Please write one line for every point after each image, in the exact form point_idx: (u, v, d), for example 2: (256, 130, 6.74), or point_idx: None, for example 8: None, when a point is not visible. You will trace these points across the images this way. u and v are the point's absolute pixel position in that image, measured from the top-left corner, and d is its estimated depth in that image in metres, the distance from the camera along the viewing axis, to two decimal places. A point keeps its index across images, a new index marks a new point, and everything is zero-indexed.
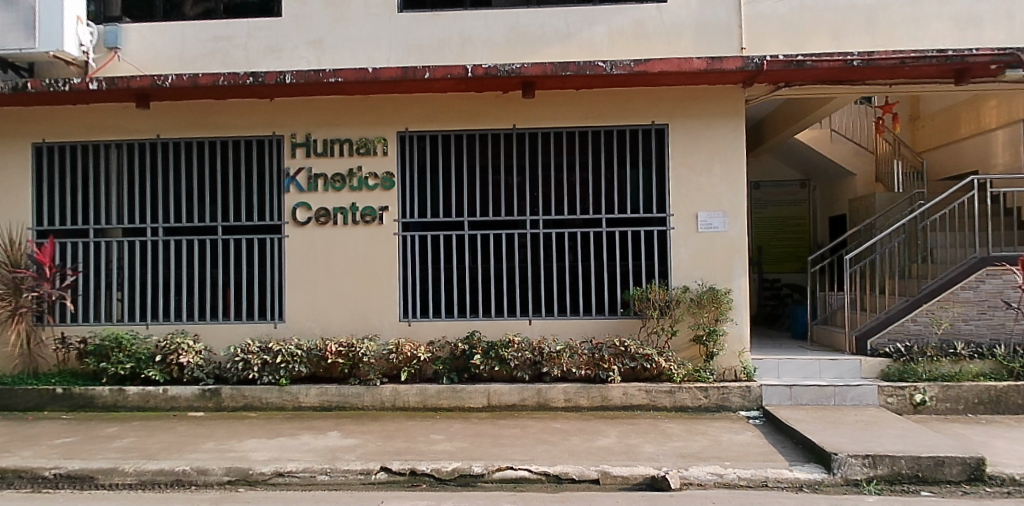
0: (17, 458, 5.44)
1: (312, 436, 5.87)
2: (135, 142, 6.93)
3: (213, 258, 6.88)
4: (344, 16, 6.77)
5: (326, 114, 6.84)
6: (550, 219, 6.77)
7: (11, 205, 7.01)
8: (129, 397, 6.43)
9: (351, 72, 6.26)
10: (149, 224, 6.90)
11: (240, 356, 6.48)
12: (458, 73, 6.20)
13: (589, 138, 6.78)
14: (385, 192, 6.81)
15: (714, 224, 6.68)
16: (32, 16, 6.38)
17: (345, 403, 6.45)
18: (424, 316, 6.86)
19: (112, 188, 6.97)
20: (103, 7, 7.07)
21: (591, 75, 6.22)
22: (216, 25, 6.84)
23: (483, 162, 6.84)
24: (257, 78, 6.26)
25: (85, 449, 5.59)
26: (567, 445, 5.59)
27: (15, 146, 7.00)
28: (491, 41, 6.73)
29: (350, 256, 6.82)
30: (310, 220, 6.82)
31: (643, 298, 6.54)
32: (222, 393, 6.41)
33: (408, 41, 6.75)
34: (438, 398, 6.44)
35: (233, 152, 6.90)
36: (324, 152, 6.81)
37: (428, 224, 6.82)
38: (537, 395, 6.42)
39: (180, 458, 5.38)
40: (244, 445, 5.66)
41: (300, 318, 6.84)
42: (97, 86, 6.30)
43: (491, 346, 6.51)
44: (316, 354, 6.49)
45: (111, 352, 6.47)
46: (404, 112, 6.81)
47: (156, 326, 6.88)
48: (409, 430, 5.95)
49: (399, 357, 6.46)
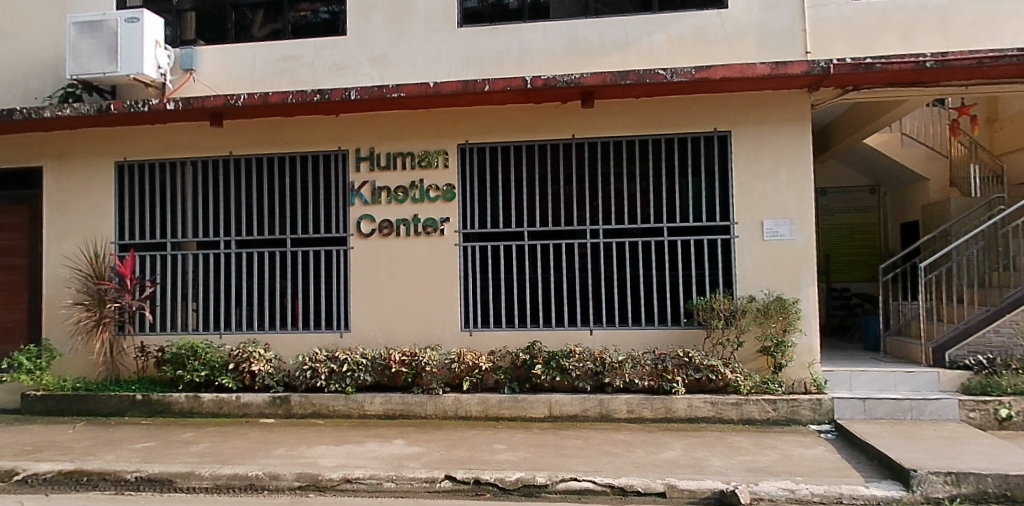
0: (101, 461, 5.70)
1: (378, 443, 5.97)
2: (209, 159, 7.22)
3: (281, 270, 7.09)
4: (405, 33, 6.93)
5: (388, 129, 7.00)
6: (610, 228, 6.74)
7: (94, 220, 7.36)
8: (204, 404, 6.66)
9: (413, 87, 6.38)
10: (222, 237, 7.16)
11: (308, 364, 6.64)
12: (518, 85, 6.24)
13: (650, 146, 6.73)
14: (447, 203, 6.91)
15: (781, 232, 6.53)
16: (115, 41, 6.73)
17: (409, 412, 6.53)
18: (484, 325, 6.89)
19: (189, 204, 7.28)
20: (179, 31, 7.39)
21: (651, 83, 6.17)
22: (284, 45, 7.10)
23: (542, 173, 6.87)
24: (324, 95, 6.46)
25: (164, 453, 5.82)
26: (632, 456, 5.52)
27: (100, 165, 7.38)
28: (549, 52, 6.78)
29: (412, 266, 6.93)
30: (373, 232, 6.97)
31: (708, 308, 6.41)
32: (291, 400, 6.58)
33: (469, 55, 6.85)
34: (500, 407, 6.46)
35: (301, 167, 7.12)
36: (387, 165, 6.97)
37: (487, 234, 6.88)
38: (600, 406, 6.36)
39: (253, 463, 5.55)
40: (313, 451, 5.79)
41: (365, 327, 6.97)
42: (174, 106, 6.56)
43: (552, 356, 6.50)
44: (381, 363, 6.63)
45: (187, 360, 6.72)
46: (464, 125, 6.91)
47: (229, 335, 7.11)
48: (472, 440, 5.99)
49: (461, 367, 6.53)
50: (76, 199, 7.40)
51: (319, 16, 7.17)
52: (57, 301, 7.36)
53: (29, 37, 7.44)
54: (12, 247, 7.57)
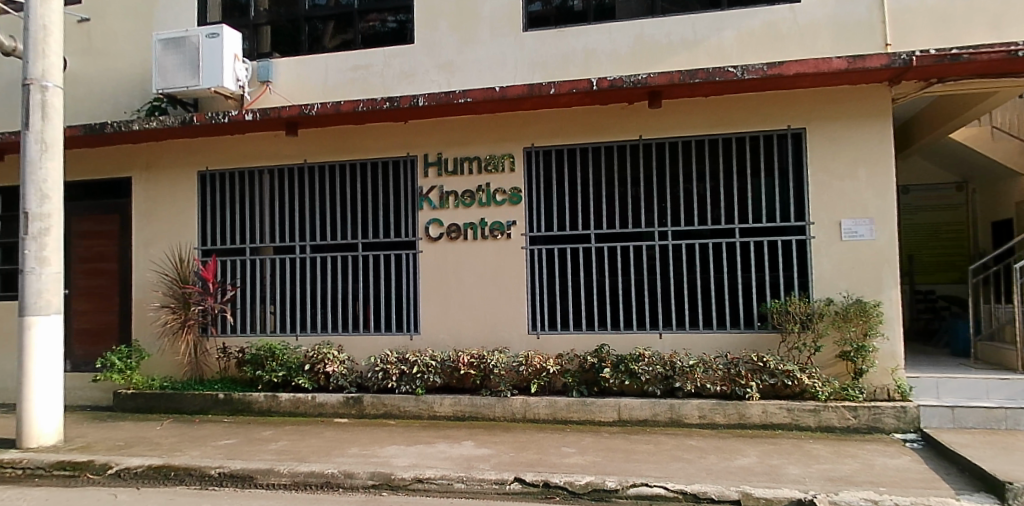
0: (187, 457, 5.97)
1: (448, 444, 6.05)
2: (285, 167, 7.49)
3: (353, 274, 7.28)
4: (471, 39, 7.02)
5: (455, 134, 7.10)
6: (679, 230, 6.63)
7: (179, 227, 7.74)
8: (281, 403, 6.90)
9: (479, 92, 6.44)
10: (298, 242, 7.41)
11: (380, 366, 6.80)
12: (583, 87, 6.22)
13: (720, 145, 6.59)
14: (513, 206, 6.94)
15: (860, 232, 6.28)
16: (197, 56, 7.03)
17: (478, 414, 6.58)
18: (552, 328, 6.88)
19: (266, 211, 7.57)
20: (256, 45, 7.71)
21: (720, 81, 6.04)
22: (355, 55, 7.29)
23: (609, 175, 6.82)
24: (394, 102, 6.59)
25: (246, 450, 6.06)
26: (704, 463, 5.41)
27: (184, 175, 7.76)
28: (615, 53, 6.73)
29: (480, 269, 7.00)
30: (442, 236, 7.08)
31: (782, 311, 6.22)
32: (364, 400, 6.74)
33: (534, 59, 6.88)
34: (569, 411, 6.43)
35: (371, 173, 7.29)
36: (455, 170, 7.06)
37: (553, 237, 6.87)
38: (670, 411, 6.26)
39: (328, 461, 5.71)
40: (385, 451, 5.91)
41: (434, 329, 7.08)
42: (252, 117, 6.81)
43: (621, 359, 6.44)
44: (450, 365, 6.71)
45: (266, 361, 6.98)
46: (530, 128, 6.93)
47: (305, 337, 7.34)
48: (541, 443, 5.99)
49: (529, 369, 6.54)
50: (162, 207, 7.81)
51: (387, 25, 7.33)
52: (146, 304, 7.77)
53: (118, 55, 7.89)
54: (103, 253, 8.03)
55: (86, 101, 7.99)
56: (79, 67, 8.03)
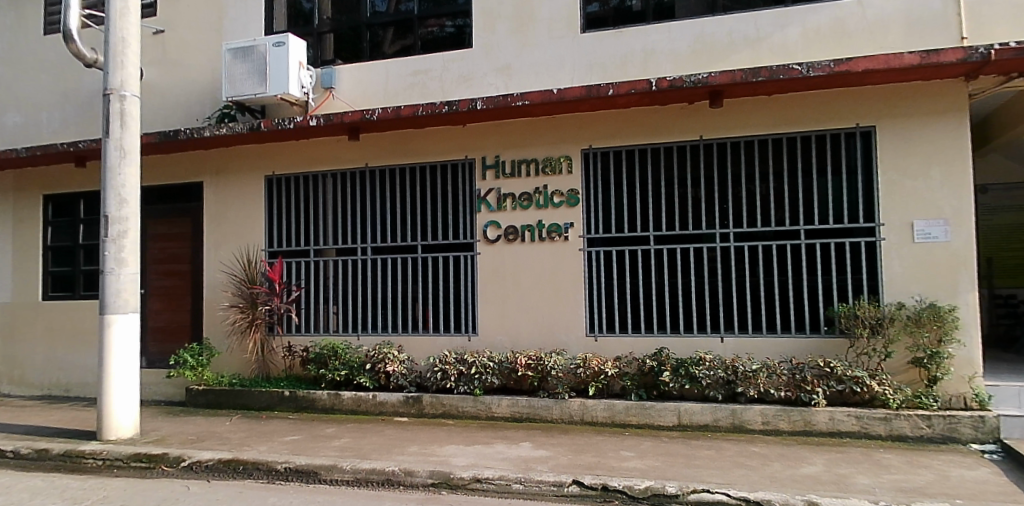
0: (254, 451, 6.18)
1: (506, 445, 6.07)
2: (347, 171, 7.68)
3: (412, 275, 7.40)
4: (529, 42, 7.05)
5: (513, 136, 7.14)
6: (741, 231, 6.51)
7: (247, 230, 8.02)
8: (343, 401, 7.05)
9: (537, 95, 6.45)
10: (359, 244, 7.58)
11: (439, 366, 6.89)
12: (642, 87, 6.16)
13: (784, 145, 6.44)
14: (571, 208, 6.94)
15: (933, 234, 6.03)
16: (264, 65, 7.27)
17: (535, 415, 6.58)
18: (610, 331, 6.84)
19: (329, 213, 7.78)
20: (320, 52, 7.93)
21: (784, 79, 5.90)
22: (414, 60, 7.42)
23: (669, 176, 6.74)
24: (452, 106, 6.67)
25: (310, 446, 6.23)
26: (768, 470, 5.28)
27: (252, 180, 8.03)
28: (675, 52, 6.66)
29: (538, 271, 7.02)
30: (499, 238, 7.13)
31: (850, 315, 6.03)
32: (423, 400, 6.84)
33: (592, 60, 6.87)
34: (627, 414, 6.36)
35: (429, 176, 7.39)
36: (512, 172, 7.10)
37: (611, 239, 6.84)
38: (732, 416, 6.14)
39: (389, 459, 5.82)
40: (444, 450, 5.99)
41: (491, 331, 7.14)
42: (316, 123, 6.99)
43: (680, 363, 6.34)
44: (507, 366, 6.75)
45: (329, 360, 7.17)
46: (588, 130, 6.91)
47: (366, 337, 7.51)
48: (599, 446, 5.96)
49: (587, 372, 6.52)
50: (231, 210, 8.10)
51: (445, 30, 7.44)
52: (216, 303, 8.07)
53: (190, 64, 8.24)
54: (177, 255, 8.38)
55: (161, 109, 8.36)
56: (154, 76, 8.42)
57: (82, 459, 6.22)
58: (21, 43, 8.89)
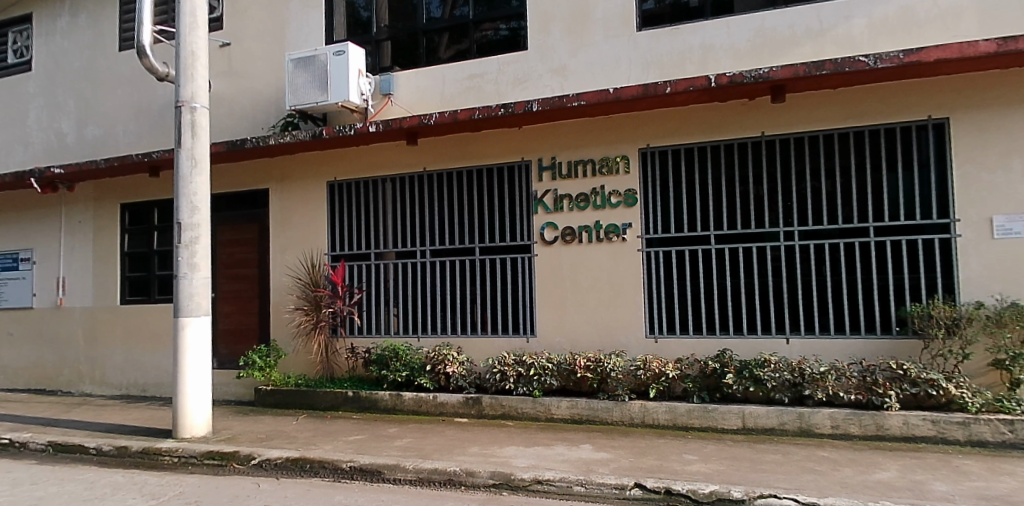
0: (320, 450, 6.34)
1: (566, 447, 6.06)
2: (405, 175, 7.81)
3: (469, 277, 7.47)
4: (584, 42, 7.03)
5: (569, 137, 7.13)
6: (806, 230, 6.34)
7: (310, 234, 8.24)
8: (405, 402, 7.16)
9: (593, 95, 6.42)
10: (418, 247, 7.70)
11: (498, 368, 6.93)
12: (701, 84, 6.06)
13: (851, 140, 6.24)
14: (629, 208, 6.88)
15: (1014, 229, 5.75)
16: (325, 74, 7.45)
17: (595, 417, 6.54)
18: (670, 332, 6.76)
19: (388, 217, 7.93)
20: (378, 59, 8.09)
21: (850, 71, 5.70)
22: (470, 64, 7.49)
23: (729, 174, 6.63)
24: (508, 108, 6.69)
25: (373, 446, 6.35)
26: (838, 476, 5.11)
27: (314, 186, 8.25)
28: (734, 48, 6.53)
29: (595, 272, 6.99)
30: (557, 239, 7.14)
31: (924, 316, 5.78)
32: (483, 401, 6.88)
33: (648, 58, 6.80)
34: (689, 417, 6.26)
35: (486, 179, 7.45)
36: (569, 174, 7.09)
37: (669, 239, 6.77)
38: (799, 420, 5.97)
39: (450, 459, 5.88)
40: (504, 451, 6.01)
41: (550, 333, 7.14)
42: (375, 129, 7.12)
43: (744, 365, 6.21)
44: (566, 368, 6.74)
45: (390, 361, 7.31)
46: (645, 129, 6.85)
47: (426, 338, 7.61)
48: (661, 449, 5.88)
49: (647, 374, 6.46)
50: (294, 216, 8.35)
51: (500, 33, 7.49)
52: (281, 306, 8.33)
53: (255, 75, 8.52)
54: (244, 260, 8.68)
55: (228, 120, 8.67)
56: (221, 88, 8.74)
57: (158, 456, 6.50)
58: (98, 60, 9.35)
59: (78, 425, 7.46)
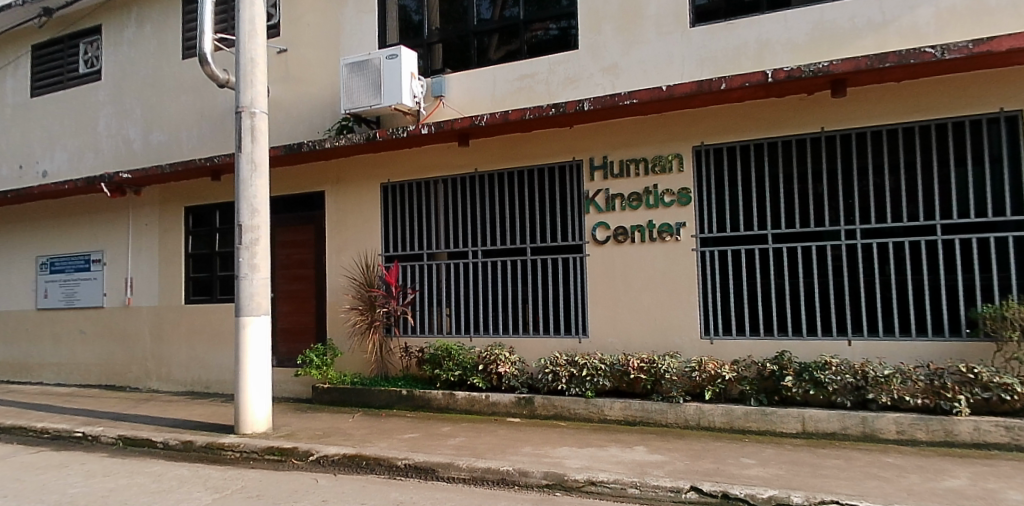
0: (376, 448, 6.44)
1: (620, 448, 6.01)
2: (457, 176, 7.88)
3: (520, 277, 7.49)
4: (636, 39, 6.96)
5: (621, 136, 7.08)
6: (869, 228, 6.13)
7: (364, 235, 8.40)
8: (458, 401, 7.22)
9: (646, 93, 6.34)
10: (470, 247, 7.76)
11: (550, 368, 6.93)
12: (757, 80, 5.91)
13: (917, 134, 6.01)
14: (683, 207, 6.79)
15: None
16: (379, 78, 7.57)
17: (649, 419, 6.48)
18: (726, 334, 6.64)
19: (440, 217, 8.01)
20: (429, 62, 8.19)
21: (916, 64, 5.46)
22: (521, 65, 7.50)
23: (787, 171, 6.47)
24: (560, 108, 6.67)
25: (427, 444, 6.43)
26: (904, 483, 4.93)
27: (368, 188, 8.41)
28: (792, 42, 6.36)
29: (648, 272, 6.92)
30: (609, 239, 7.09)
31: (996, 317, 5.52)
32: (535, 401, 6.89)
33: (702, 54, 6.69)
34: (746, 420, 6.15)
35: (537, 179, 7.45)
36: (621, 173, 7.04)
37: (724, 239, 6.67)
38: (863, 425, 5.76)
39: (503, 459, 5.91)
40: (557, 452, 6.01)
41: (603, 333, 7.10)
42: (428, 131, 7.20)
43: (804, 367, 6.05)
44: (619, 369, 6.69)
45: (443, 360, 7.39)
46: (699, 127, 6.74)
47: (478, 338, 7.67)
48: (717, 452, 5.78)
49: (703, 375, 6.36)
50: (349, 217, 8.52)
51: (550, 33, 7.48)
52: (337, 306, 8.51)
53: (311, 80, 8.73)
54: (302, 261, 8.90)
55: (285, 124, 8.90)
56: (278, 93, 8.97)
57: (222, 451, 6.72)
58: (163, 68, 9.71)
59: (146, 420, 7.78)
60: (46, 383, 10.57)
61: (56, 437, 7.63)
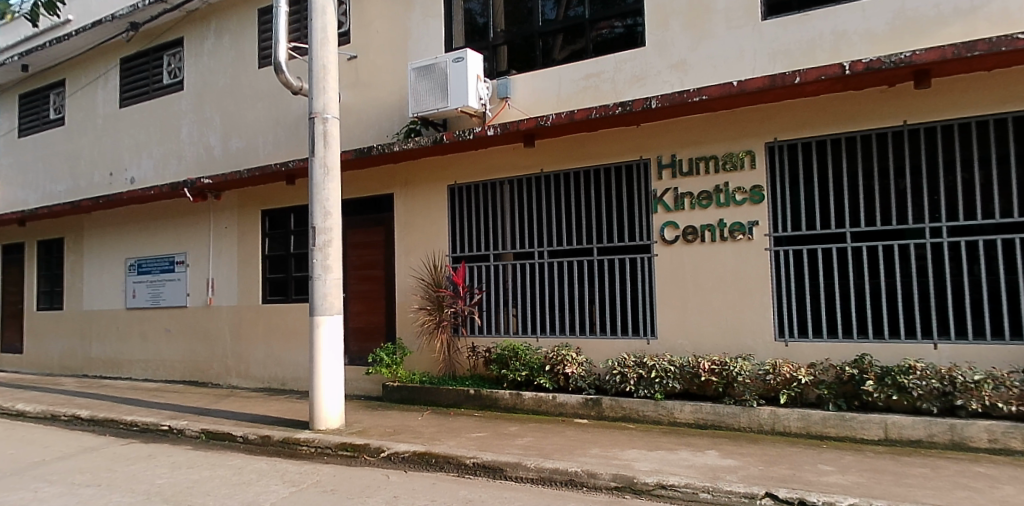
0: (445, 446, 6.53)
1: (691, 452, 5.89)
2: (523, 177, 7.90)
3: (587, 278, 7.46)
4: (706, 34, 6.82)
5: (690, 134, 6.95)
6: (956, 226, 5.82)
7: (432, 236, 8.54)
8: (525, 401, 7.25)
9: (715, 89, 6.18)
10: (536, 248, 7.78)
11: (617, 369, 6.88)
12: (834, 72, 5.68)
13: (1010, 125, 5.65)
14: (755, 206, 6.61)
15: None
16: (446, 81, 7.67)
17: (721, 423, 6.34)
18: (802, 336, 6.43)
19: (507, 218, 8.07)
20: (495, 64, 8.26)
21: (1008, 51, 5.10)
22: (587, 64, 7.47)
23: (866, 167, 6.22)
24: (626, 107, 6.59)
25: (495, 443, 6.47)
26: (999, 494, 4.65)
27: (435, 190, 8.54)
28: (871, 32, 6.08)
29: (719, 272, 6.77)
30: (677, 239, 6.98)
31: None
32: (603, 403, 6.84)
33: (775, 48, 6.49)
34: (824, 425, 5.91)
35: (604, 179, 7.40)
36: (690, 171, 6.92)
37: (799, 237, 6.46)
38: (951, 432, 5.47)
39: (571, 460, 5.88)
40: (626, 454, 5.95)
41: (671, 334, 6.99)
42: (493, 132, 7.24)
43: (886, 371, 5.79)
44: (689, 371, 6.58)
45: (510, 360, 7.44)
46: (772, 122, 6.55)
47: (545, 338, 7.68)
48: (794, 457, 5.59)
49: (777, 379, 6.15)
50: (417, 219, 8.67)
51: (616, 31, 7.41)
52: (407, 305, 8.68)
53: (380, 85, 8.94)
54: (371, 261, 9.13)
55: (355, 128, 9.14)
56: (348, 99, 9.23)
57: (298, 446, 6.94)
58: (239, 77, 10.13)
59: (227, 415, 8.13)
60: (135, 378, 11.18)
61: (144, 430, 8.06)
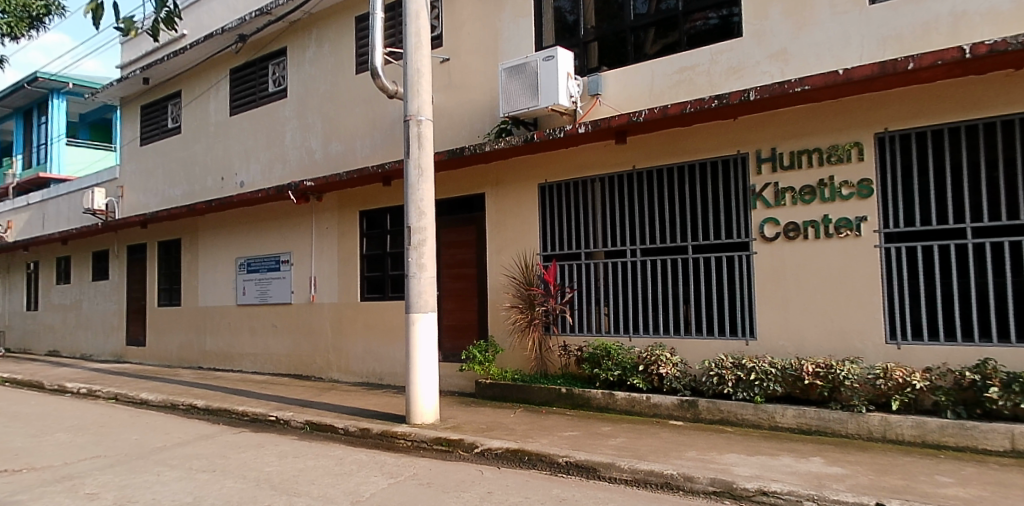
0: (538, 444, 6.56)
1: (794, 458, 5.63)
2: (614, 174, 7.83)
3: (681, 276, 7.30)
4: (808, 22, 6.50)
5: (792, 126, 6.66)
6: None
7: (523, 234, 8.60)
8: (617, 401, 7.19)
9: (819, 78, 5.87)
10: (627, 246, 7.70)
11: (715, 371, 6.69)
12: (952, 56, 5.25)
13: None
14: (863, 201, 6.26)
15: None
16: (536, 79, 7.70)
17: (826, 428, 6.03)
18: (916, 339, 6.03)
19: (598, 216, 8.02)
20: (586, 61, 8.23)
21: None
22: (680, 57, 7.30)
23: (991, 157, 5.75)
24: (723, 100, 6.38)
25: (588, 443, 6.44)
26: None
27: (525, 189, 8.60)
28: (995, 11, 5.59)
29: (824, 271, 6.46)
30: (778, 236, 6.72)
31: None
32: (699, 404, 6.69)
33: (885, 33, 6.10)
34: (941, 435, 5.51)
35: (699, 175, 7.22)
36: (792, 165, 6.65)
37: (914, 234, 6.05)
38: None
39: (666, 462, 5.77)
40: (724, 458, 5.77)
41: (772, 335, 6.74)
42: (585, 129, 7.20)
43: (1013, 378, 5.33)
44: (792, 374, 6.30)
45: (602, 359, 7.42)
46: (883, 111, 6.17)
47: (638, 338, 7.58)
48: (907, 467, 5.24)
49: (889, 384, 5.80)
50: (508, 218, 8.76)
51: (710, 22, 7.21)
52: (499, 304, 8.80)
53: (471, 87, 9.10)
54: (464, 261, 9.32)
55: (447, 130, 9.35)
56: (440, 101, 9.44)
57: (395, 439, 7.17)
58: (337, 83, 10.57)
59: (328, 407, 8.51)
60: (244, 371, 11.89)
61: (254, 420, 8.56)
